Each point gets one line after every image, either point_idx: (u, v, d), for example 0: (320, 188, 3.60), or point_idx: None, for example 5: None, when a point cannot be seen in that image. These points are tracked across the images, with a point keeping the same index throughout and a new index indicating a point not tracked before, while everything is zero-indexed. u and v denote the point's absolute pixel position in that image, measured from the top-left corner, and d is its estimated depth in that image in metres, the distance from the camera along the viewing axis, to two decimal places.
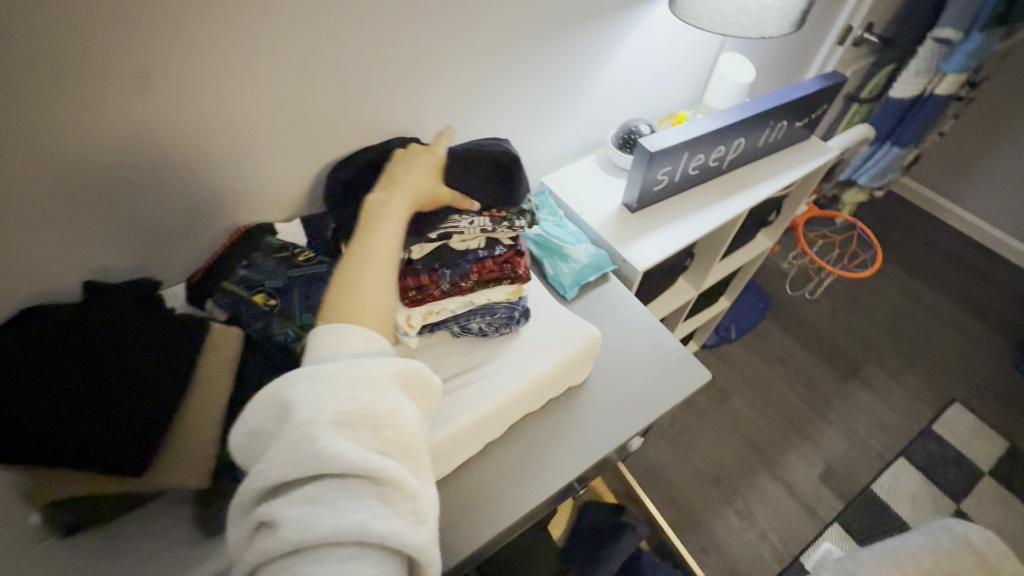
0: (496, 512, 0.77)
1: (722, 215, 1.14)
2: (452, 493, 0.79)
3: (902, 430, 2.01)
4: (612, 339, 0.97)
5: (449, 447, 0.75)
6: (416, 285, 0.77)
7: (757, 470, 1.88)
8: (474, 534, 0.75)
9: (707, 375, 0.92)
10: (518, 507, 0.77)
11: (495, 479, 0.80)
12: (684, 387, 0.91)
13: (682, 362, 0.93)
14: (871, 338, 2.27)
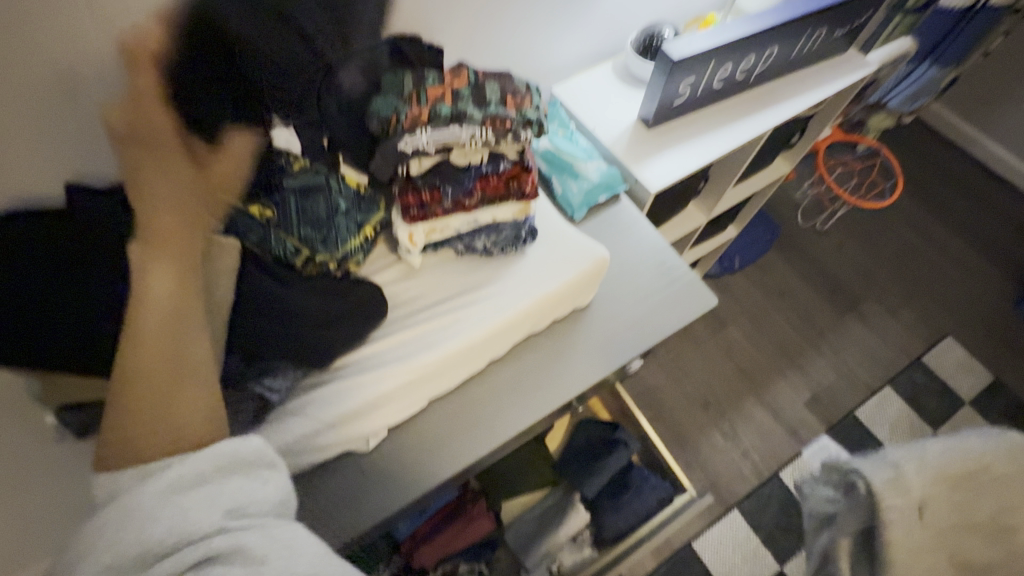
0: (495, 428, 0.79)
1: (743, 134, 1.07)
2: (452, 408, 0.80)
3: (891, 361, 2.06)
4: (616, 264, 0.94)
5: (407, 388, 0.73)
6: (418, 203, 0.74)
7: (746, 395, 1.96)
8: (473, 448, 0.77)
9: (711, 302, 0.90)
10: (516, 424, 0.79)
11: (494, 398, 0.81)
12: (687, 311, 0.90)
13: (689, 288, 0.92)
14: (875, 272, 2.26)
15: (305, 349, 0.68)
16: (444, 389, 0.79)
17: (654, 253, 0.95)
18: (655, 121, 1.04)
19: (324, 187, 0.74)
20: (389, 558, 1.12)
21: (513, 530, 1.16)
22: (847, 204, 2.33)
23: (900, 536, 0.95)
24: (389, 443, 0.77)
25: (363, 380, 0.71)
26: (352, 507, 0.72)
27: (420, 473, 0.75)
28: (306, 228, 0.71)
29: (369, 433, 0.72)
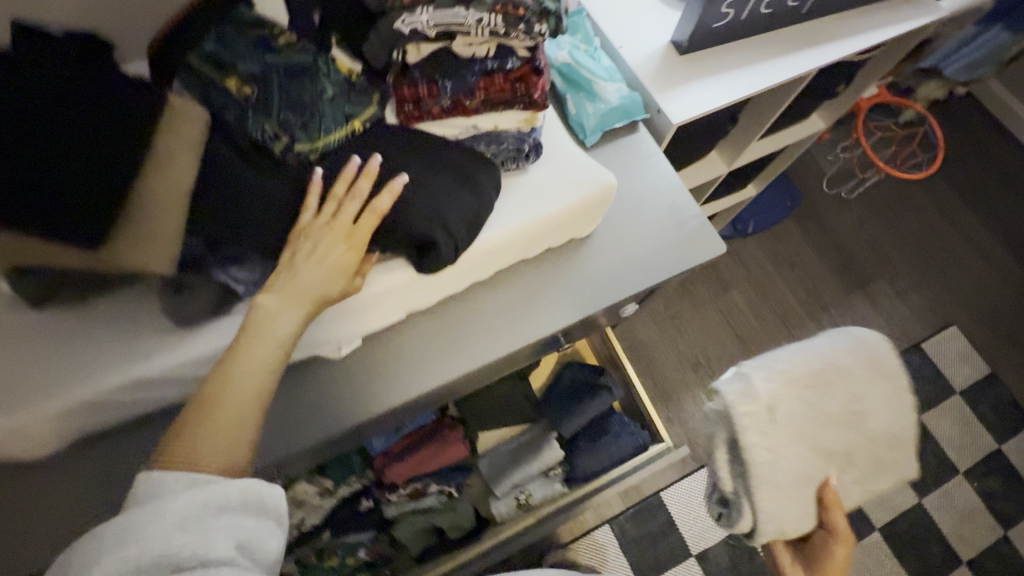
0: (474, 351, 0.76)
1: (784, 72, 0.96)
2: (433, 326, 0.77)
3: (890, 343, 2.02)
4: (624, 198, 0.87)
5: (391, 297, 0.69)
6: (414, 97, 0.67)
7: (737, 359, 1.94)
8: (449, 368, 0.74)
9: (720, 249, 0.85)
10: (496, 349, 0.76)
11: (477, 320, 0.78)
12: (689, 255, 0.84)
13: (698, 231, 0.86)
14: (891, 252, 2.17)
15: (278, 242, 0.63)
16: (426, 304, 0.75)
17: (668, 191, 0.88)
18: (689, 46, 0.93)
19: (311, 68, 0.64)
20: (361, 472, 1.12)
21: (488, 457, 1.17)
22: (878, 176, 2.20)
23: (764, 456, 0.78)
24: (365, 353, 0.75)
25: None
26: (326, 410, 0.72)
27: (395, 386, 0.73)
28: (289, 112, 0.62)
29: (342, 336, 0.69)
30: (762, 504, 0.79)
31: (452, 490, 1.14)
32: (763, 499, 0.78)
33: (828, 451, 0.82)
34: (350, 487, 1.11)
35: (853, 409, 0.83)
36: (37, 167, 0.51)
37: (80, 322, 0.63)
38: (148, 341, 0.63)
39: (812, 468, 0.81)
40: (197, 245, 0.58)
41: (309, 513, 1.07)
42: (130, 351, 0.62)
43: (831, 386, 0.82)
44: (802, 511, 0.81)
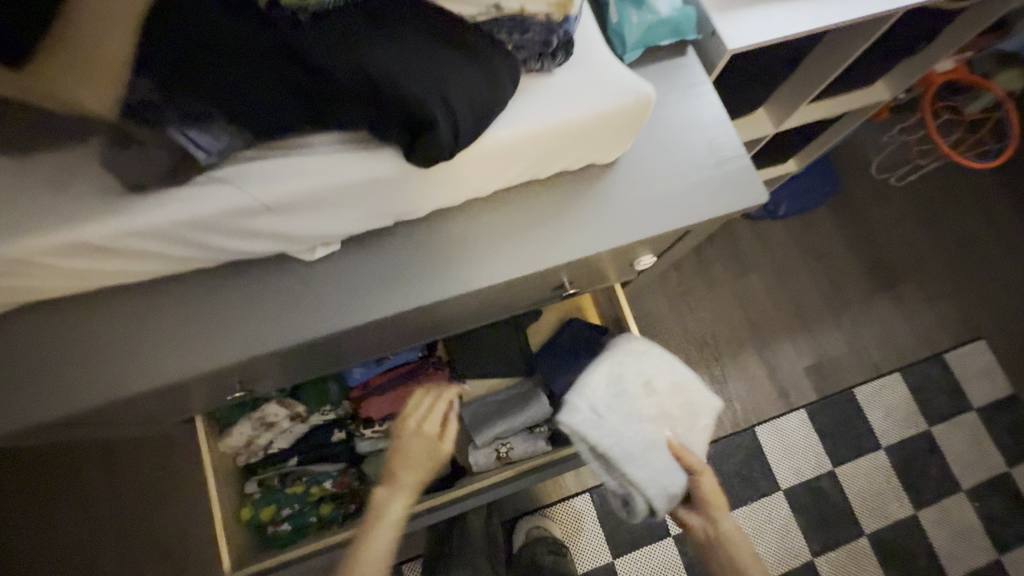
0: (469, 270, 0.71)
1: (865, 5, 0.82)
2: (426, 239, 0.73)
3: (911, 349, 1.91)
4: (658, 126, 0.77)
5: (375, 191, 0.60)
6: None
7: (746, 345, 1.85)
8: (439, 286, 0.71)
9: (759, 199, 0.74)
10: (492, 272, 0.71)
11: (476, 238, 0.73)
12: (723, 202, 0.73)
13: (738, 176, 0.74)
14: (929, 255, 2.03)
15: (248, 108, 0.52)
16: (416, 209, 0.66)
17: (711, 126, 0.77)
18: None
19: None
20: (338, 401, 1.06)
21: (474, 404, 1.12)
22: (936, 163, 2.02)
23: (618, 446, 0.85)
24: (355, 260, 0.73)
25: (318, 164, 0.57)
26: (309, 310, 0.71)
27: (382, 296, 0.71)
28: None
29: (317, 230, 0.62)
30: (634, 472, 0.85)
31: None
32: (632, 469, 0.85)
33: (650, 418, 0.90)
34: (324, 415, 1.05)
35: (654, 381, 0.93)
36: None
37: (15, 166, 0.55)
38: (92, 195, 0.55)
39: (644, 432, 0.88)
40: (146, 87, 0.49)
41: (278, 435, 1.03)
42: (68, 212, 0.54)
43: (631, 375, 0.92)
44: (666, 472, 0.86)
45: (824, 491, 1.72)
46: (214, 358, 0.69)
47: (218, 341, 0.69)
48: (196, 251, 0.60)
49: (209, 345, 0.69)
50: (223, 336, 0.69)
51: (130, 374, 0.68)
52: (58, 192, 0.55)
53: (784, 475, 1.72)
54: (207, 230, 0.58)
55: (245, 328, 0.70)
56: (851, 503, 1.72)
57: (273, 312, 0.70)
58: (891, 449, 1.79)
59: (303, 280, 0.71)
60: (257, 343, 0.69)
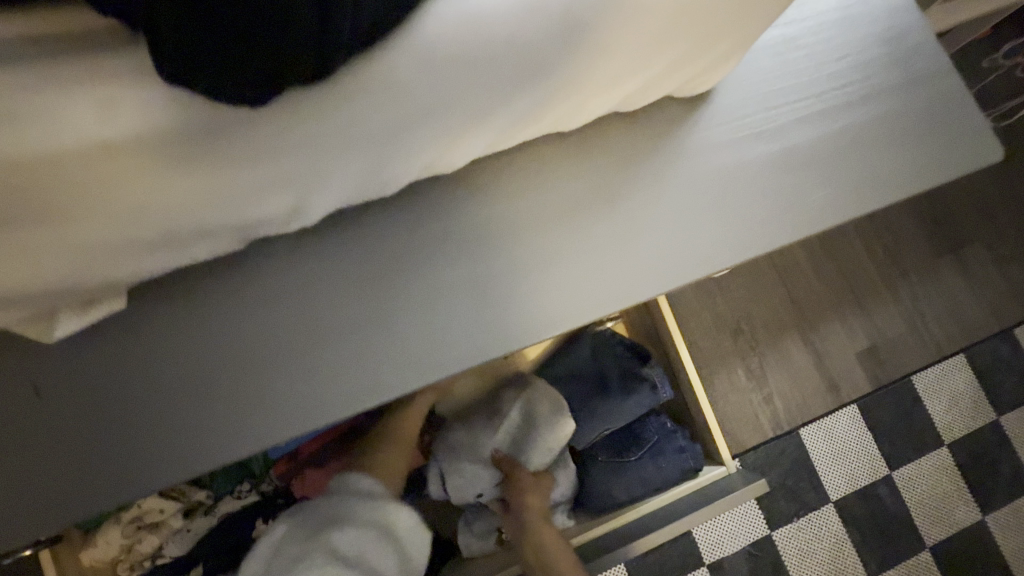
0: (584, 283, 0.50)
1: None
2: (496, 257, 0.49)
3: (979, 325, 1.61)
4: (788, 69, 0.57)
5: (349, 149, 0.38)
6: None
7: (789, 330, 1.52)
8: (549, 308, 0.49)
9: (996, 157, 0.60)
10: (622, 284, 0.50)
11: (574, 246, 0.50)
12: (896, 159, 0.58)
13: (909, 119, 0.59)
14: (1003, 211, 1.66)
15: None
16: (340, 196, 0.43)
17: (859, 51, 0.59)
18: None
19: None
20: (262, 475, 0.74)
21: (444, 468, 0.76)
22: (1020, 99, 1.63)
23: (455, 441, 0.77)
24: (353, 291, 0.47)
25: (128, 107, 0.32)
26: (232, 384, 0.45)
27: (447, 336, 0.48)
28: None
29: (168, 226, 0.37)
30: (448, 479, 0.76)
31: None
32: (450, 473, 0.76)
33: (489, 419, 0.78)
34: (237, 499, 0.72)
35: (521, 402, 0.78)
36: None
37: None
38: None
39: (472, 432, 0.78)
40: None
41: (167, 539, 0.69)
42: None
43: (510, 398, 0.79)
44: (474, 478, 0.75)
45: (881, 499, 1.47)
46: (49, 483, 0.42)
47: (35, 460, 0.42)
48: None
49: (29, 461, 0.42)
50: (70, 437, 0.43)
51: None
52: None
53: (834, 483, 1.46)
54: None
55: (90, 428, 0.43)
56: (911, 511, 1.47)
57: (154, 392, 0.44)
58: (955, 444, 1.52)
59: (167, 340, 0.44)
60: (121, 456, 0.43)
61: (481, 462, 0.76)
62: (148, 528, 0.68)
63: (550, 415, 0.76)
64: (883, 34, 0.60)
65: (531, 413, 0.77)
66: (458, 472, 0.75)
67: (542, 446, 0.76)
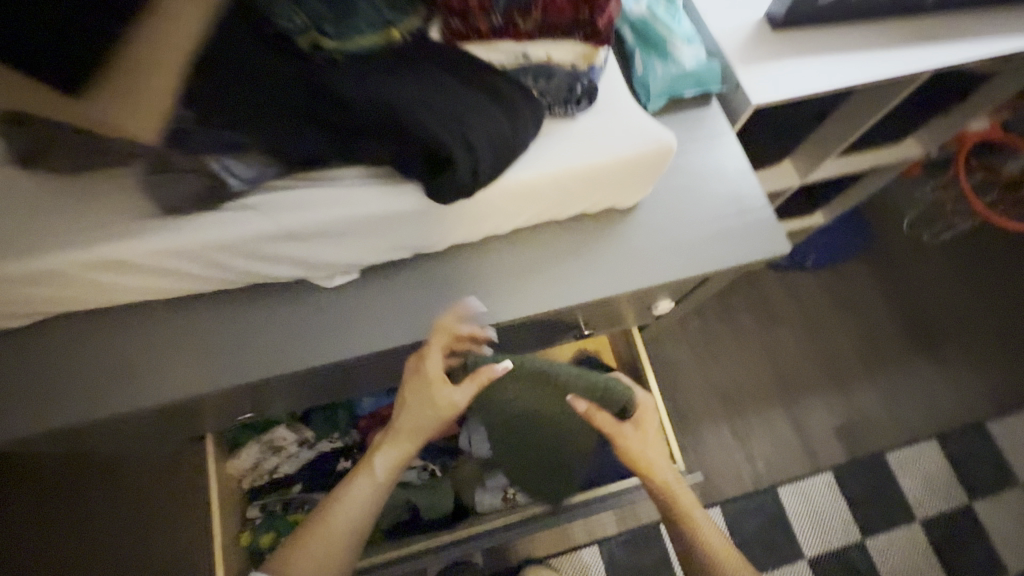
0: (497, 302, 0.69)
1: (881, 67, 0.84)
2: (470, 280, 0.70)
3: (952, 415, 1.77)
4: (673, 172, 0.78)
5: (397, 222, 0.60)
6: (460, 9, 0.59)
7: (772, 401, 1.75)
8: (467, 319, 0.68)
9: (784, 249, 0.75)
10: (527, 306, 0.69)
11: (508, 273, 0.71)
12: (728, 268, 0.75)
13: (757, 220, 0.76)
14: (979, 316, 1.86)
15: (272, 136, 0.53)
16: (388, 255, 0.65)
17: (728, 166, 0.78)
18: (784, 20, 0.82)
19: None
20: (345, 430, 1.06)
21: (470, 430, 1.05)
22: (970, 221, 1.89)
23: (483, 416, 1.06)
24: (393, 297, 0.68)
25: (334, 195, 0.57)
26: (300, 347, 0.66)
27: (418, 330, 0.67)
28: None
29: (295, 260, 0.60)
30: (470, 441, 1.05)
31: (436, 469, 1.09)
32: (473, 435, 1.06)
33: None
34: (331, 443, 1.05)
35: None
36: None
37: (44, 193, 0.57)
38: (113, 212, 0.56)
39: None
40: (186, 116, 0.50)
41: (283, 461, 1.02)
42: (77, 227, 0.55)
43: None
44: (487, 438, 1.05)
45: (854, 564, 1.60)
46: (178, 390, 0.64)
47: (190, 382, 0.64)
48: (150, 272, 0.57)
49: (176, 374, 0.64)
50: (204, 362, 0.65)
51: (77, 390, 0.63)
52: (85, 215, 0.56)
53: (809, 543, 1.61)
54: (172, 253, 0.55)
55: (218, 361, 0.65)
56: None
57: (262, 345, 0.65)
58: (928, 524, 1.65)
59: (283, 320, 0.67)
60: (223, 386, 0.64)
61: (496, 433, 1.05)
62: (272, 449, 1.02)
63: None
64: (744, 157, 0.79)
65: None
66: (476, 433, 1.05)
67: None
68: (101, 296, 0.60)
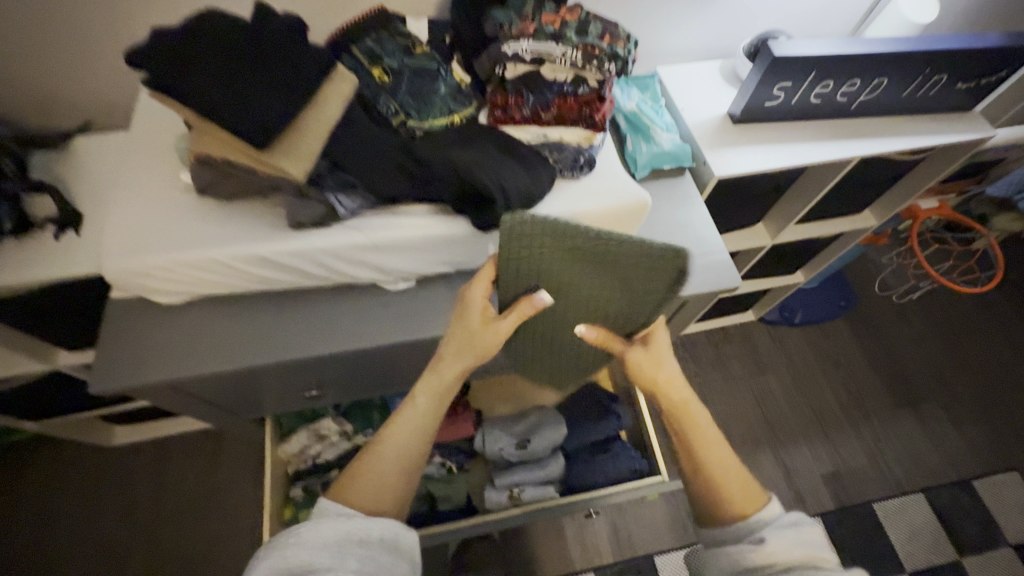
0: None
1: (816, 154, 1.10)
2: None
3: (936, 471, 1.86)
4: (653, 223, 1.02)
5: (444, 244, 0.84)
6: (502, 105, 0.87)
7: (760, 446, 1.88)
8: None
9: (736, 283, 0.97)
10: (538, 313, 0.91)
11: None
12: (693, 295, 0.97)
13: (716, 261, 0.99)
14: (953, 377, 2.01)
15: (370, 178, 0.80)
16: (435, 271, 0.89)
17: (694, 219, 1.03)
18: (741, 116, 1.10)
19: (434, 73, 0.88)
20: (377, 427, 1.25)
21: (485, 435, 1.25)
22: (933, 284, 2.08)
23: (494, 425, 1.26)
24: (436, 301, 0.90)
25: (406, 221, 0.82)
26: (364, 333, 0.86)
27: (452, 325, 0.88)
28: (408, 98, 0.86)
29: (371, 266, 0.84)
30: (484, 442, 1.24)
31: (452, 465, 1.25)
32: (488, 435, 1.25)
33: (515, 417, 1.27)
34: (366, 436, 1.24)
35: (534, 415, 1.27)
36: (237, 93, 0.71)
37: (212, 210, 0.83)
38: (256, 224, 0.82)
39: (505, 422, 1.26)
40: (320, 166, 0.79)
41: (326, 449, 1.21)
42: (229, 232, 0.80)
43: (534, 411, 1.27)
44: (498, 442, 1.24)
45: None
46: (269, 357, 0.83)
47: (278, 352, 0.83)
48: (270, 266, 0.81)
49: (269, 345, 0.84)
50: (292, 338, 0.84)
51: (193, 351, 0.82)
52: (238, 225, 0.82)
53: None
54: (292, 254, 0.80)
55: (301, 338, 0.85)
56: None
57: (336, 329, 0.86)
58: None
59: (353, 312, 0.88)
60: (304, 355, 0.83)
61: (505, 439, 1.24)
62: (316, 437, 1.20)
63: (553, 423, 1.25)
64: (706, 214, 1.03)
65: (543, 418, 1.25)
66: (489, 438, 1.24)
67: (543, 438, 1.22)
68: (236, 281, 0.83)
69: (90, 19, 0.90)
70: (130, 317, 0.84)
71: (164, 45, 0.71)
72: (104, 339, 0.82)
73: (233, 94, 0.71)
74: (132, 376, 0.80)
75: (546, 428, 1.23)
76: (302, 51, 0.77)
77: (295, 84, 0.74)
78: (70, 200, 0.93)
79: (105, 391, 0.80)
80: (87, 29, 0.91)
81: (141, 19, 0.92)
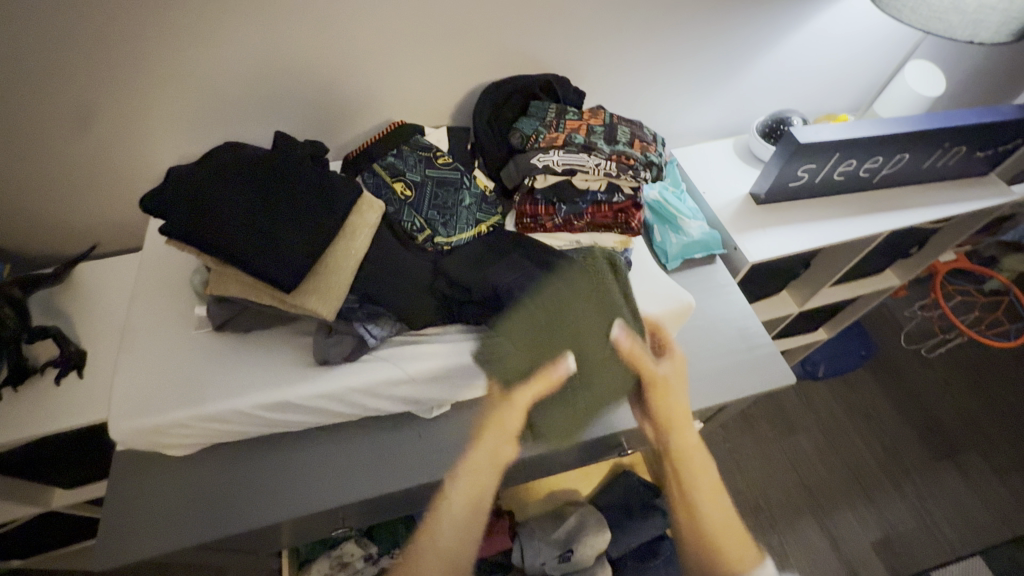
0: None
1: (844, 231, 1.07)
2: None
3: (992, 530, 1.68)
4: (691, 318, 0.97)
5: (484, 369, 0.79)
6: (532, 214, 0.84)
7: (803, 512, 1.68)
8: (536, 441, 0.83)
9: (789, 378, 0.92)
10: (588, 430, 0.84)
11: None
12: (744, 396, 0.91)
13: (764, 356, 0.94)
14: (991, 424, 1.88)
15: (400, 307, 0.74)
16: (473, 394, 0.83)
17: (734, 313, 0.98)
18: (765, 197, 1.08)
19: (459, 184, 0.84)
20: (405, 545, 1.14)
21: (524, 546, 1.14)
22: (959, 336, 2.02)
23: (530, 534, 1.15)
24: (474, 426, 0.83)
25: (442, 348, 0.77)
26: (399, 468, 0.79)
27: None
28: (434, 213, 0.82)
29: (406, 398, 0.78)
30: (522, 552, 1.13)
31: None
32: (524, 545, 1.14)
33: (552, 521, 1.16)
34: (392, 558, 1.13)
35: (570, 519, 1.16)
36: (261, 233, 0.67)
37: (234, 344, 0.78)
38: (282, 358, 0.77)
39: (542, 527, 1.16)
40: (349, 298, 0.74)
41: None
42: (253, 371, 0.75)
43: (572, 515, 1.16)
44: (538, 553, 1.12)
45: None
46: (295, 505, 0.75)
47: (304, 497, 0.75)
48: (295, 407, 0.74)
49: (293, 491, 0.76)
50: (319, 481, 0.77)
51: (208, 503, 0.74)
52: (264, 361, 0.76)
53: None
54: (320, 394, 0.74)
55: (331, 480, 0.77)
56: None
57: (368, 466, 0.79)
58: None
59: (385, 445, 0.80)
60: (335, 502, 0.75)
61: (544, 551, 1.12)
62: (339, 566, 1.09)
63: (595, 527, 1.14)
64: (745, 304, 0.99)
65: (582, 521, 1.15)
66: (529, 548, 1.13)
67: (586, 547, 1.11)
68: (258, 425, 0.76)
69: (105, 151, 0.89)
70: (138, 467, 0.76)
71: (182, 189, 0.67)
72: (108, 496, 0.74)
73: (257, 235, 0.67)
74: (140, 546, 0.71)
75: (588, 534, 1.12)
76: (325, 180, 0.74)
77: (323, 216, 0.71)
78: (73, 338, 0.87)
79: (104, 560, 0.70)
80: (101, 160, 0.90)
81: (157, 148, 0.91)
